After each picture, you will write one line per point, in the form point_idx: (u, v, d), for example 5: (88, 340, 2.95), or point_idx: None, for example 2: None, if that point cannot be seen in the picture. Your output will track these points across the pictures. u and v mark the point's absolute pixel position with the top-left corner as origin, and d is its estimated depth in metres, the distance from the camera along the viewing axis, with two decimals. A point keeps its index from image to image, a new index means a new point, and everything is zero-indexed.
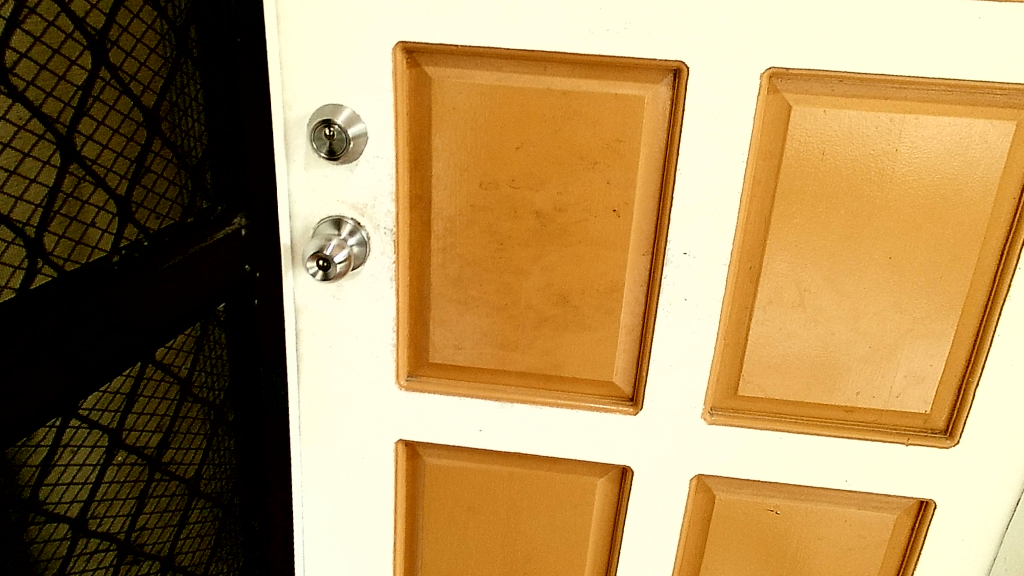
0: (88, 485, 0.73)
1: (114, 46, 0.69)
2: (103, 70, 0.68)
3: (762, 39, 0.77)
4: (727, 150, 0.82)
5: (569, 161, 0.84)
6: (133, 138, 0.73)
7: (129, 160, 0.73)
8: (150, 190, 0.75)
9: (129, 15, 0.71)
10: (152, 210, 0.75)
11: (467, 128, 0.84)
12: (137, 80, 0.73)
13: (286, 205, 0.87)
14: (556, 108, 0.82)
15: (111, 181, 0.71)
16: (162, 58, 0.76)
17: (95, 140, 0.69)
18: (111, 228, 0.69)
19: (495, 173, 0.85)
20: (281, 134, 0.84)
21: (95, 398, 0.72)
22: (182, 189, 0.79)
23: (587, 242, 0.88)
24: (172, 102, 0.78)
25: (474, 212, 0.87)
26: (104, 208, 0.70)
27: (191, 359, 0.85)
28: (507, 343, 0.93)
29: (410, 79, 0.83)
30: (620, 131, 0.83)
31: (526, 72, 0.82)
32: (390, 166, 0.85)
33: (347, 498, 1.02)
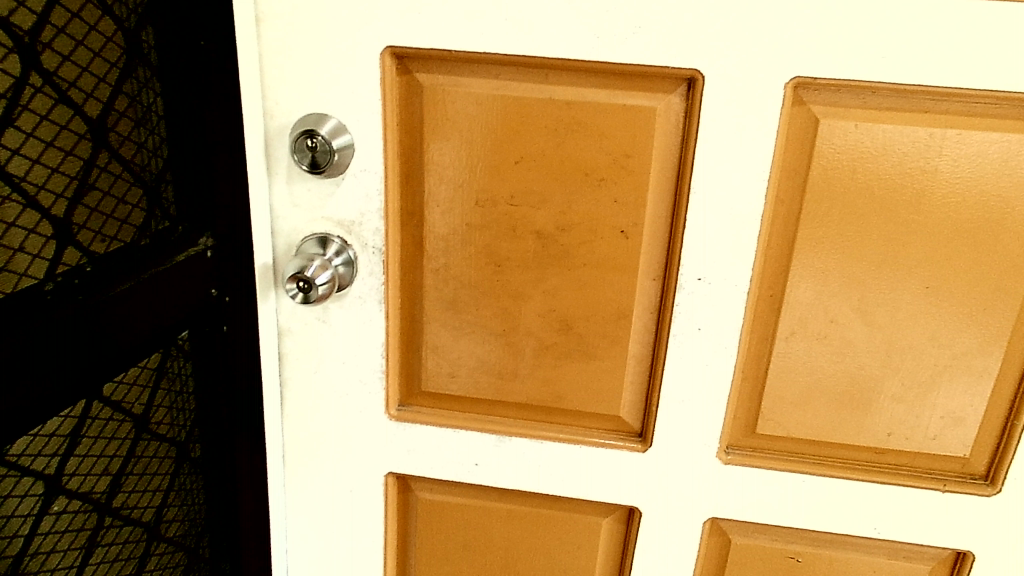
0: (18, 539, 0.68)
1: (47, 48, 0.63)
2: (32, 76, 0.62)
3: (786, 45, 0.70)
4: (747, 167, 0.74)
5: (573, 177, 0.77)
6: (73, 152, 0.67)
7: (67, 176, 0.66)
8: (94, 210, 0.68)
9: (65, 13, 0.64)
10: (97, 232, 0.68)
11: (460, 140, 0.77)
12: (77, 87, 0.66)
13: (267, 220, 0.81)
14: (559, 120, 0.75)
15: (45, 199, 0.64)
16: (109, 62, 0.68)
17: (23, 154, 0.62)
18: (43, 253, 0.63)
19: (493, 189, 0.79)
20: (260, 145, 0.78)
21: (25, 442, 0.66)
22: (134, 208, 0.72)
23: (592, 265, 0.80)
24: (122, 111, 0.71)
25: (469, 231, 0.80)
26: (35, 231, 0.63)
27: (149, 394, 0.79)
28: (505, 372, 0.86)
29: (401, 86, 0.76)
30: (629, 145, 0.75)
31: (526, 80, 0.75)
32: (378, 181, 0.78)
33: (334, 533, 0.96)
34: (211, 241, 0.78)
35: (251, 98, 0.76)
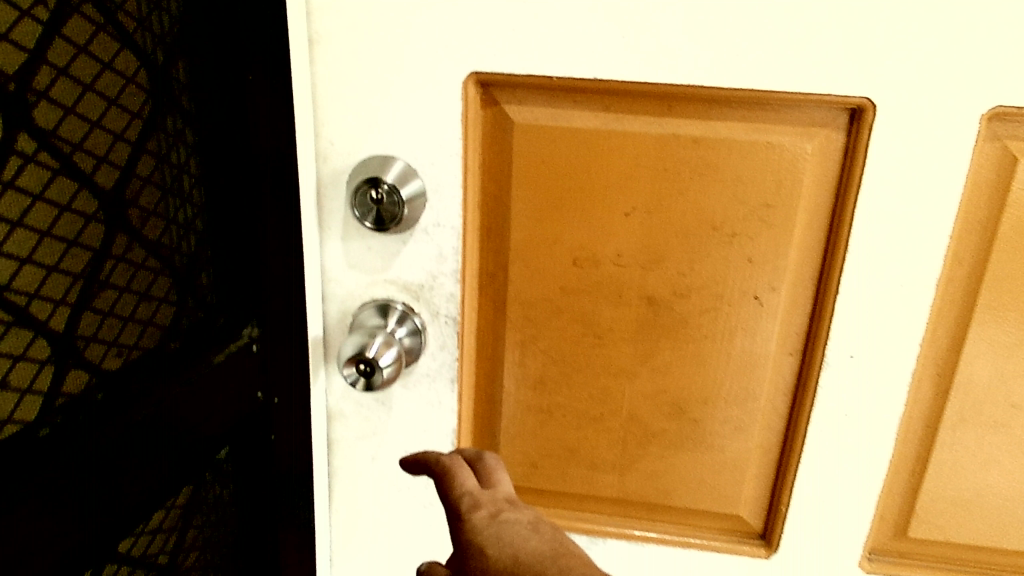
0: None
1: (40, 100, 0.48)
2: (22, 140, 0.47)
3: (986, 68, 0.55)
4: (924, 221, 0.59)
5: (698, 232, 0.62)
6: (79, 239, 0.53)
7: (72, 275, 0.52)
8: (105, 315, 0.54)
9: (66, 48, 0.49)
10: (112, 343, 0.54)
11: (556, 188, 0.62)
12: (85, 150, 0.52)
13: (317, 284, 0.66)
14: (683, 163, 0.60)
15: (42, 309, 0.50)
16: (128, 112, 0.55)
17: (6, 253, 0.48)
18: (38, 381, 0.50)
19: (595, 246, 0.63)
20: (309, 195, 0.63)
21: None
22: (160, 302, 0.58)
23: (715, 338, 0.65)
24: (145, 177, 0.56)
25: (564, 297, 0.65)
26: (25, 355, 0.49)
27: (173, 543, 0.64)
28: (602, 462, 0.71)
29: (484, 121, 0.61)
30: (771, 191, 0.60)
31: (643, 114, 0.60)
32: (454, 237, 0.64)
33: None
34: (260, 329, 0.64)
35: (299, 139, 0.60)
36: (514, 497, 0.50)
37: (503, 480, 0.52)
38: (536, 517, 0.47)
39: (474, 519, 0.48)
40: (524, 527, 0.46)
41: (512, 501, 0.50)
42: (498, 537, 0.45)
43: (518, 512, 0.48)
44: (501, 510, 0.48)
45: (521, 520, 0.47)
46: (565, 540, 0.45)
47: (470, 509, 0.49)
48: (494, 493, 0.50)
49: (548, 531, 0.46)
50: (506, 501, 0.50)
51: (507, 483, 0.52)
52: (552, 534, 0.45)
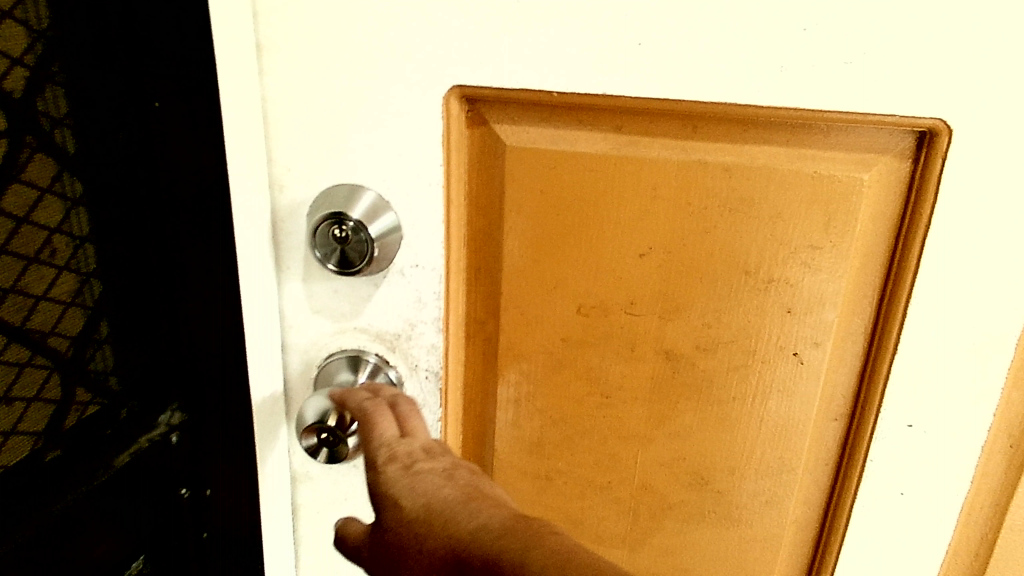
0: None
1: None
2: None
3: None
4: (1008, 272, 0.47)
5: (726, 278, 0.52)
6: None
7: None
8: None
9: None
10: None
11: (557, 223, 0.52)
12: None
13: (278, 331, 0.57)
14: (710, 196, 0.50)
15: None
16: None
17: None
18: None
19: (603, 293, 0.53)
20: (264, 230, 0.53)
21: None
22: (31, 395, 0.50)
23: (745, 400, 0.55)
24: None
25: (566, 350, 0.55)
26: None
27: None
28: (610, 535, 0.61)
29: (472, 144, 0.51)
30: (816, 230, 0.50)
31: (663, 135, 0.49)
32: (435, 281, 0.53)
33: None
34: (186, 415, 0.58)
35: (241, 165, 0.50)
36: (432, 445, 0.46)
37: (420, 427, 0.48)
38: (451, 464, 0.43)
39: (387, 472, 0.44)
40: (437, 476, 0.42)
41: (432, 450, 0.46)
42: (410, 486, 0.42)
43: (432, 457, 0.45)
44: (413, 464, 0.44)
45: (436, 464, 0.44)
46: (481, 482, 0.41)
47: (384, 457, 0.45)
48: (410, 439, 0.46)
49: (463, 475, 0.42)
50: (423, 451, 0.45)
51: (425, 428, 0.48)
52: (468, 480, 0.42)
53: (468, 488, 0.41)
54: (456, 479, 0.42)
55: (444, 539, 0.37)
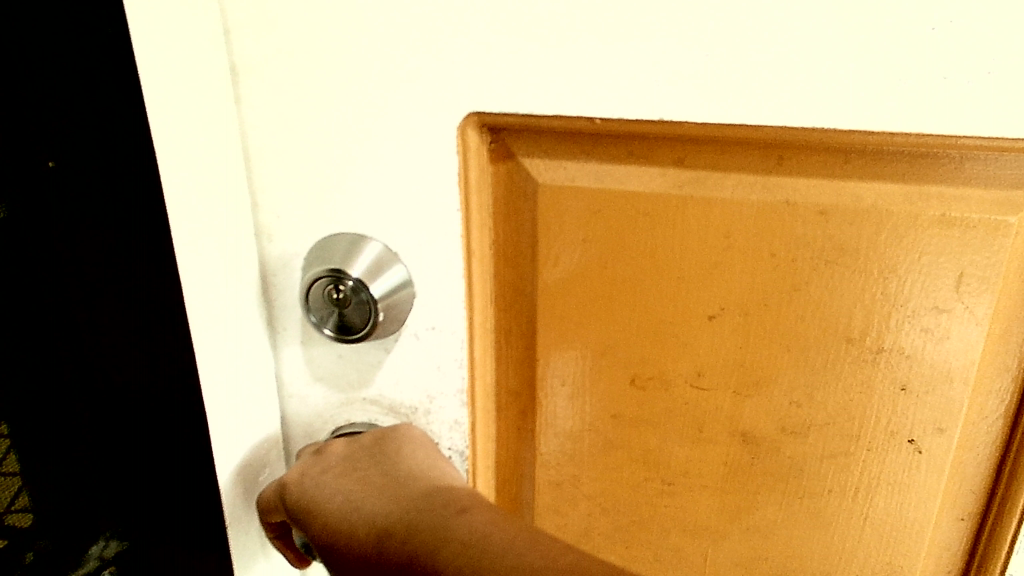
0: None
1: None
2: None
3: None
4: None
5: (820, 347, 0.41)
6: None
7: None
8: None
9: None
10: None
11: (605, 279, 0.42)
12: None
13: (275, 400, 0.48)
14: (801, 245, 0.39)
15: None
16: None
17: None
18: None
19: (661, 361, 0.43)
20: (255, 286, 0.45)
21: None
22: None
23: (844, 494, 0.44)
24: None
25: (618, 429, 0.45)
26: None
27: None
28: None
29: (497, 182, 0.41)
30: (944, 291, 0.38)
31: (739, 170, 0.38)
32: (455, 347, 0.44)
33: None
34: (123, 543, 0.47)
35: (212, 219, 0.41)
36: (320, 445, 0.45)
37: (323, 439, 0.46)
38: (347, 461, 0.43)
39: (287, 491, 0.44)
40: (342, 482, 0.42)
41: (320, 450, 0.45)
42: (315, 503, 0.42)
43: (325, 455, 0.44)
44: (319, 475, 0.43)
45: (332, 463, 0.43)
46: (383, 467, 0.42)
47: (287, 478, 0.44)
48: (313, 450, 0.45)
49: (359, 466, 0.42)
50: (311, 456, 0.45)
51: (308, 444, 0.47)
52: (365, 475, 0.42)
53: (375, 490, 0.40)
54: (356, 479, 0.42)
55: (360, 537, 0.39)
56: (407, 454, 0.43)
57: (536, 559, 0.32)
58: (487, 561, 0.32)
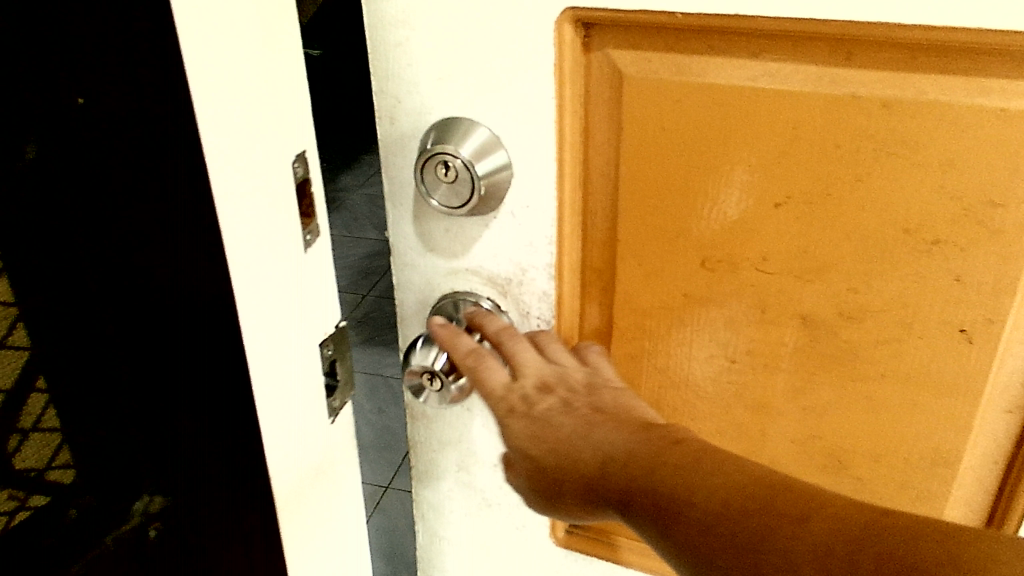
0: None
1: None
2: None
3: None
4: None
5: (880, 236, 0.44)
6: None
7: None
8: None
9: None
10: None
11: (686, 166, 0.46)
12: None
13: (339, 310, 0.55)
14: (868, 136, 0.42)
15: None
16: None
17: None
18: None
19: (732, 245, 0.47)
20: (316, 206, 0.50)
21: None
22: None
23: (895, 380, 0.47)
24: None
25: (689, 308, 0.50)
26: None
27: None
28: None
29: (590, 73, 0.46)
30: (1004, 184, 0.41)
31: (809, 63, 0.42)
32: (548, 223, 0.50)
33: None
34: (165, 500, 0.50)
35: (278, 142, 0.45)
36: (542, 376, 0.48)
37: (531, 369, 0.48)
38: (567, 398, 0.46)
39: (506, 422, 0.47)
40: (553, 414, 0.45)
41: (542, 382, 0.48)
42: (530, 432, 0.46)
43: (542, 396, 0.47)
44: (528, 409, 0.46)
45: (555, 402, 0.46)
46: (599, 405, 0.45)
47: (500, 398, 0.48)
48: (521, 379, 0.48)
49: (579, 401, 0.45)
50: (533, 386, 0.47)
51: (529, 355, 0.49)
52: (583, 412, 0.45)
53: (583, 424, 0.44)
54: (576, 417, 0.44)
55: (582, 477, 0.42)
56: (603, 392, 0.46)
57: (718, 477, 0.36)
58: (680, 480, 0.37)
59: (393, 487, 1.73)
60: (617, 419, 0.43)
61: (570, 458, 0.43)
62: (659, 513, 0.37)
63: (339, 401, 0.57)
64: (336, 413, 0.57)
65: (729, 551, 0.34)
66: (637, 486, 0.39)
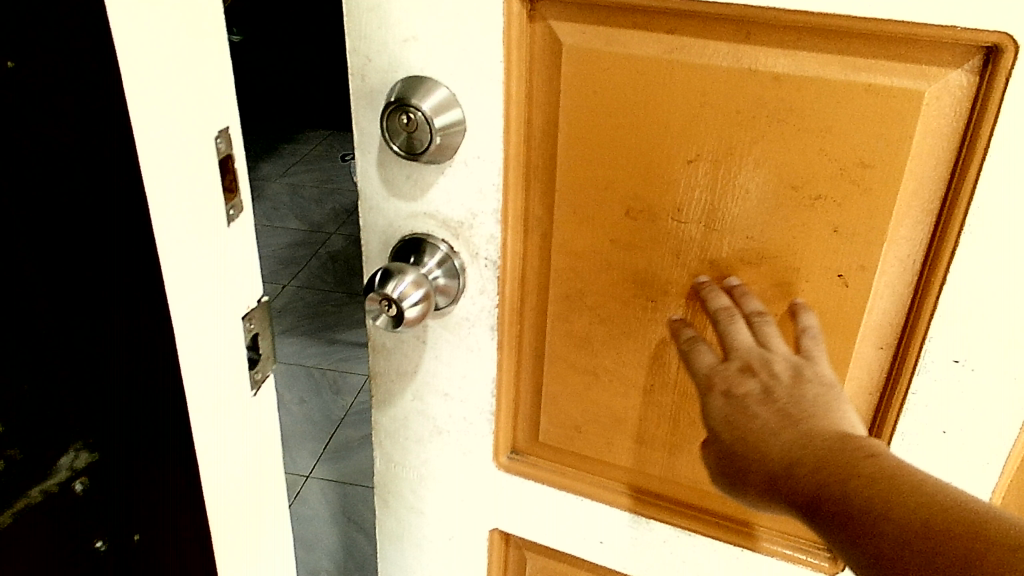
0: None
1: None
2: None
3: None
4: None
5: (772, 192, 0.52)
6: None
7: None
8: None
9: None
10: None
11: (612, 127, 0.53)
12: None
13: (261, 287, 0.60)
14: (762, 104, 0.49)
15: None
16: None
17: None
18: None
19: (651, 197, 0.55)
20: (240, 182, 0.55)
21: None
22: None
23: (786, 318, 0.55)
24: None
25: (615, 252, 0.58)
26: None
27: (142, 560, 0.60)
28: (652, 437, 0.64)
29: (534, 41, 0.54)
30: (871, 148, 0.48)
31: (715, 40, 0.49)
32: (495, 172, 0.57)
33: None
34: (94, 455, 0.55)
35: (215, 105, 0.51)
36: (795, 362, 0.50)
37: (774, 362, 0.50)
38: (767, 385, 0.49)
39: (711, 402, 0.51)
40: (749, 402, 0.48)
41: (763, 361, 0.50)
42: (749, 419, 0.48)
43: (801, 388, 0.48)
44: (729, 390, 0.50)
45: (810, 397, 0.47)
46: (793, 400, 0.47)
47: (707, 376, 0.52)
48: (733, 361, 0.51)
49: (781, 392, 0.48)
50: (789, 371, 0.49)
51: (711, 350, 0.54)
52: (784, 403, 0.47)
53: (779, 420, 0.46)
54: (767, 407, 0.47)
55: (766, 466, 0.45)
56: (807, 387, 0.48)
57: (959, 492, 0.36)
58: (895, 489, 0.37)
59: (314, 475, 1.76)
60: (808, 421, 0.45)
61: (758, 445, 0.46)
62: (854, 522, 0.38)
63: (261, 374, 0.61)
64: (258, 384, 0.61)
65: (925, 562, 0.34)
66: (831, 480, 0.40)
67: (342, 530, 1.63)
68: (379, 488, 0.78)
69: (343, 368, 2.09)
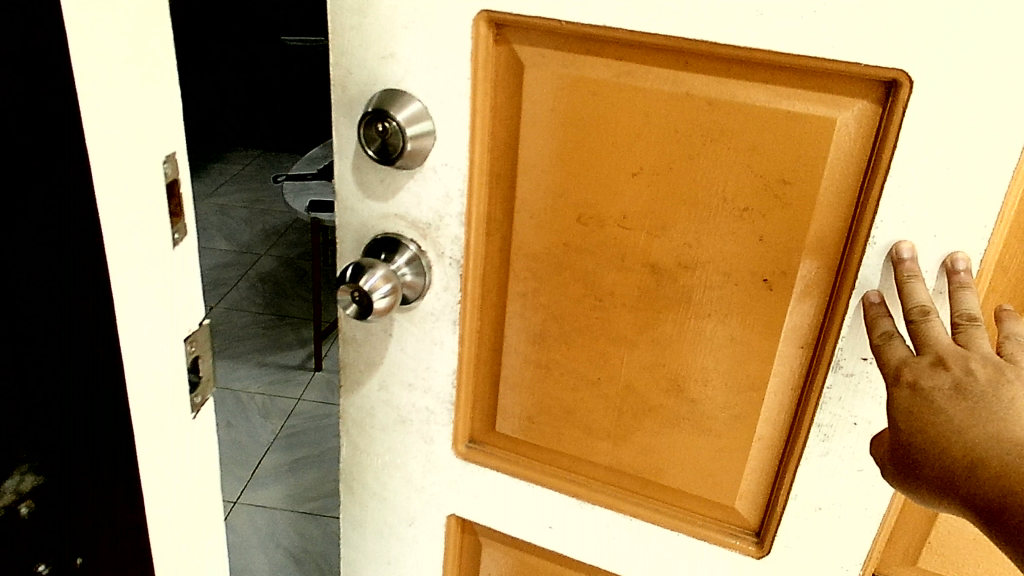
0: None
1: None
2: None
3: None
4: (941, 219, 0.52)
5: (705, 203, 0.58)
6: None
7: None
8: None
9: None
10: None
11: (568, 141, 0.60)
12: None
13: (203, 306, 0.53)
14: (697, 124, 0.56)
15: None
16: None
17: None
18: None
19: (601, 205, 0.61)
20: (185, 206, 0.50)
21: None
22: None
23: (717, 318, 0.61)
24: None
25: (567, 255, 0.64)
26: None
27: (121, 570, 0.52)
28: (598, 429, 0.70)
29: (498, 61, 0.60)
30: (790, 167, 0.55)
31: (657, 67, 0.56)
32: (461, 178, 0.63)
33: (398, 561, 0.85)
34: (42, 478, 0.43)
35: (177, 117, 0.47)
36: (969, 355, 0.50)
37: (974, 361, 0.49)
38: (957, 381, 0.49)
39: (898, 394, 0.52)
40: (940, 399, 0.49)
41: (945, 358, 0.50)
42: (939, 417, 0.49)
43: (970, 379, 0.49)
44: (918, 382, 0.51)
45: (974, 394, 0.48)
46: (983, 398, 0.48)
47: (895, 367, 0.52)
48: (925, 354, 0.51)
49: (971, 388, 0.48)
50: (944, 365, 0.50)
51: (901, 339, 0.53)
52: (977, 402, 0.48)
53: (971, 421, 0.48)
54: (979, 409, 0.48)
55: (964, 465, 0.48)
56: (1008, 389, 0.48)
57: None
58: None
59: (242, 501, 1.71)
60: (999, 423, 0.47)
61: (940, 440, 0.49)
62: None
63: (201, 397, 0.55)
64: (197, 409, 0.55)
65: None
66: None
67: (271, 555, 1.58)
68: (345, 475, 0.82)
69: (272, 390, 2.05)
